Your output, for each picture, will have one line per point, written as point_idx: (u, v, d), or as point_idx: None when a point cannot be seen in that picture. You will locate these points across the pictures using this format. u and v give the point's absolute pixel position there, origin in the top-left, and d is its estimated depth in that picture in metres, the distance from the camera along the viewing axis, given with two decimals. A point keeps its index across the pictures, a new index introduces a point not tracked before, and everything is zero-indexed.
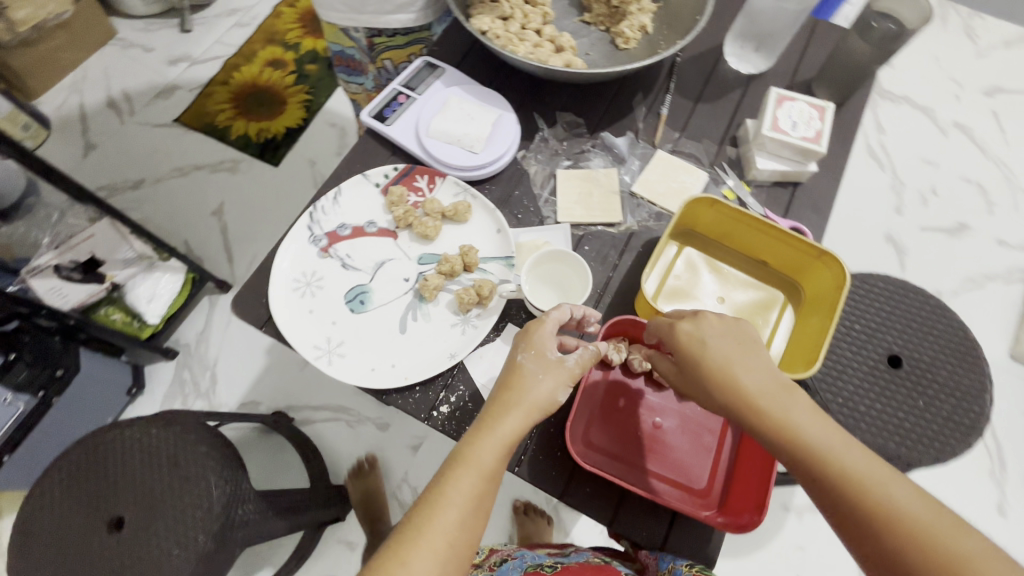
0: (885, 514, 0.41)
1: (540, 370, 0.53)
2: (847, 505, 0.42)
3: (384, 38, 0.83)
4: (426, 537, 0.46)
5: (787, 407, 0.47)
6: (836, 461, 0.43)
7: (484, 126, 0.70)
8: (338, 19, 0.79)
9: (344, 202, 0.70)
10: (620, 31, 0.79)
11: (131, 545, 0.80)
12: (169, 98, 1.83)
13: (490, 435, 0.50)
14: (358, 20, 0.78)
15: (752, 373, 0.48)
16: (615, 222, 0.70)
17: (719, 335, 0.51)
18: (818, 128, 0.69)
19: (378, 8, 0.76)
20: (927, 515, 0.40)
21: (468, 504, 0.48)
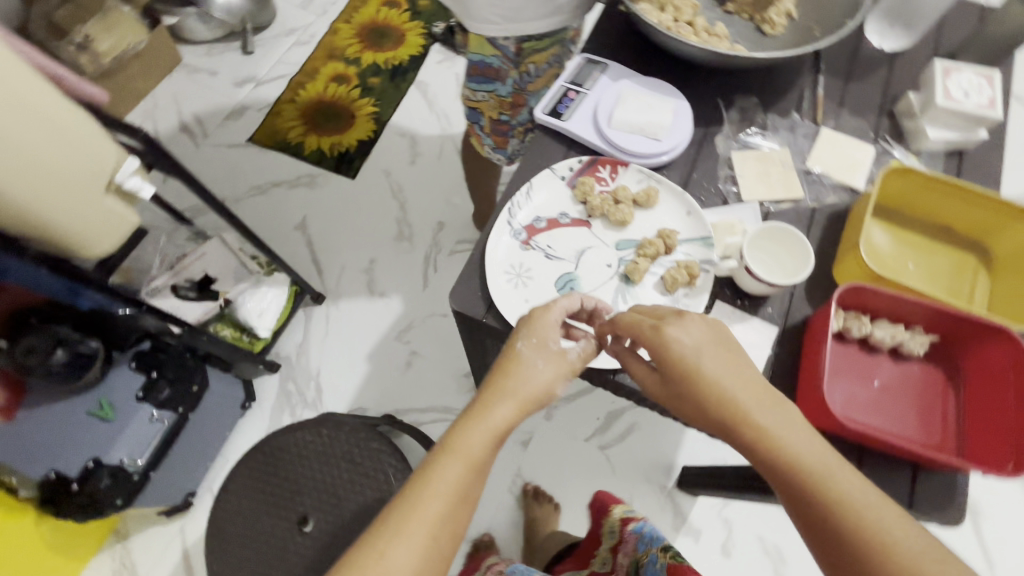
0: (858, 534, 0.46)
1: (540, 359, 0.59)
2: (821, 519, 0.47)
3: (531, 42, 0.87)
4: (408, 528, 0.50)
5: (777, 426, 0.51)
6: (821, 480, 0.48)
7: (664, 114, 0.73)
8: (490, 31, 0.81)
9: (535, 196, 0.72)
10: (766, 18, 0.83)
11: (320, 548, 0.85)
12: (239, 119, 1.86)
13: (482, 425, 0.55)
14: (514, 29, 0.81)
15: (741, 392, 0.53)
16: (799, 197, 0.72)
17: (708, 350, 0.55)
18: (991, 95, 0.72)
19: (536, 13, 0.80)
20: (891, 527, 0.46)
21: (453, 494, 0.52)
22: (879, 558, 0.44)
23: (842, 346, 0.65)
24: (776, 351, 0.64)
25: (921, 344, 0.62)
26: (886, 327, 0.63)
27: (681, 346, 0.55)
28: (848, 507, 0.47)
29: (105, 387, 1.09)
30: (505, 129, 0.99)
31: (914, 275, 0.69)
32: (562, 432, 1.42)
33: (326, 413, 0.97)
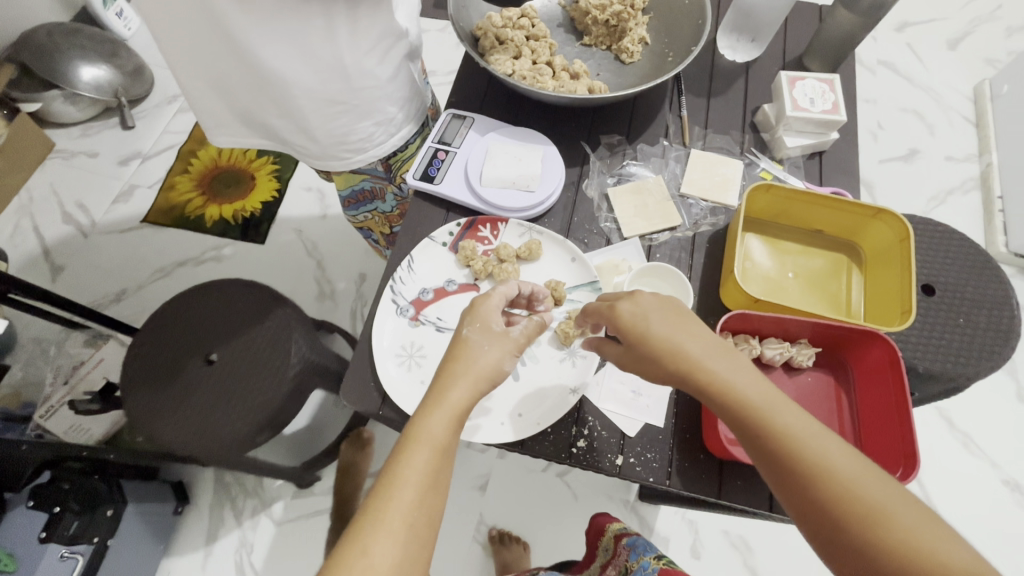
0: (808, 466, 0.43)
1: (485, 339, 0.56)
2: (774, 459, 0.44)
3: (399, 156, 0.83)
4: (386, 518, 0.45)
5: (724, 370, 0.48)
6: (768, 416, 0.45)
7: (534, 164, 0.73)
8: (344, 167, 0.77)
9: (418, 267, 0.70)
10: (622, 47, 0.83)
11: (220, 378, 0.98)
12: (129, 200, 1.75)
13: (446, 400, 0.51)
14: (370, 157, 0.77)
15: (690, 342, 0.50)
16: (677, 225, 0.73)
17: (659, 312, 0.53)
18: (834, 100, 0.75)
19: (387, 134, 0.76)
20: (855, 471, 0.42)
21: (423, 478, 0.47)
22: (827, 486, 0.42)
23: None
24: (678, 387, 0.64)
25: (808, 356, 0.64)
26: (775, 345, 0.63)
27: (630, 311, 0.53)
28: (797, 440, 0.44)
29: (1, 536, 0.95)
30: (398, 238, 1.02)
31: (795, 283, 0.71)
32: (519, 466, 1.40)
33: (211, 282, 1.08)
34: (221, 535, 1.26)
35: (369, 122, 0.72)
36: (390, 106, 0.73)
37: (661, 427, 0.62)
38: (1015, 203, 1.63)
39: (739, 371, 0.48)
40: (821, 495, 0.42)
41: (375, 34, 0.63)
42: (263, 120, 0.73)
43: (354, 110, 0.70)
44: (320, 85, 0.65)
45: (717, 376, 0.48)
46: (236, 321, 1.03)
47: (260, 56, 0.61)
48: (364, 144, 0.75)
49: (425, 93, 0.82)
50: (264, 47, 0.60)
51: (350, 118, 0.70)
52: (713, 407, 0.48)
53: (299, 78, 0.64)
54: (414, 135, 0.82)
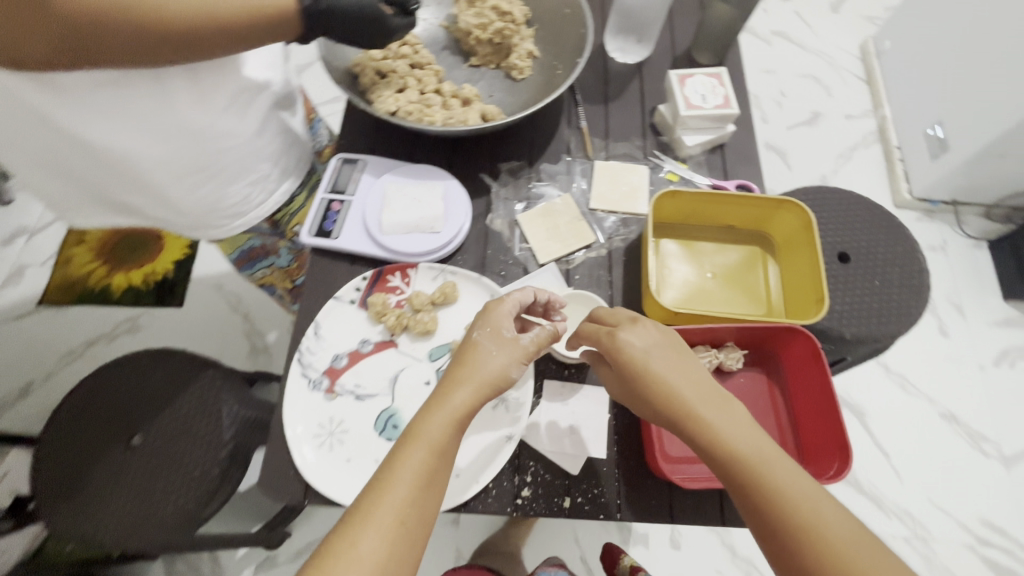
0: (797, 528, 0.42)
1: (494, 345, 0.53)
2: (764, 513, 0.43)
3: (285, 210, 0.79)
4: (376, 513, 0.43)
5: (720, 418, 0.47)
6: (762, 469, 0.44)
7: (435, 203, 0.69)
8: (227, 232, 0.74)
9: (327, 333, 0.65)
10: (511, 63, 0.81)
11: (144, 463, 0.88)
12: (20, 282, 1.58)
13: (450, 402, 0.49)
14: (252, 218, 0.75)
15: (685, 384, 0.49)
16: (592, 242, 0.71)
17: (659, 350, 0.52)
18: (724, 94, 0.75)
19: (266, 192, 0.73)
20: (847, 537, 0.41)
21: (418, 479, 0.45)
22: (813, 544, 0.41)
23: None
24: (615, 414, 0.62)
25: (737, 359, 0.63)
26: (703, 354, 0.63)
27: (628, 341, 0.52)
28: (787, 496, 0.43)
29: None
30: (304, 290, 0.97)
31: (715, 283, 0.71)
32: None
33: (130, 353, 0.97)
34: None
35: (241, 184, 0.69)
36: (261, 164, 0.70)
37: (604, 459, 0.60)
38: (912, 151, 1.72)
39: (736, 423, 0.47)
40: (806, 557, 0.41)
41: (223, 98, 0.60)
42: (123, 203, 0.68)
43: (220, 176, 0.67)
44: (174, 158, 0.62)
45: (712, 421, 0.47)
46: (158, 391, 0.93)
47: (96, 139, 0.57)
48: (242, 206, 0.72)
49: (305, 140, 0.79)
50: (98, 130, 0.56)
51: (218, 183, 0.67)
52: (702, 454, 0.48)
53: (148, 156, 0.60)
54: (299, 186, 0.79)
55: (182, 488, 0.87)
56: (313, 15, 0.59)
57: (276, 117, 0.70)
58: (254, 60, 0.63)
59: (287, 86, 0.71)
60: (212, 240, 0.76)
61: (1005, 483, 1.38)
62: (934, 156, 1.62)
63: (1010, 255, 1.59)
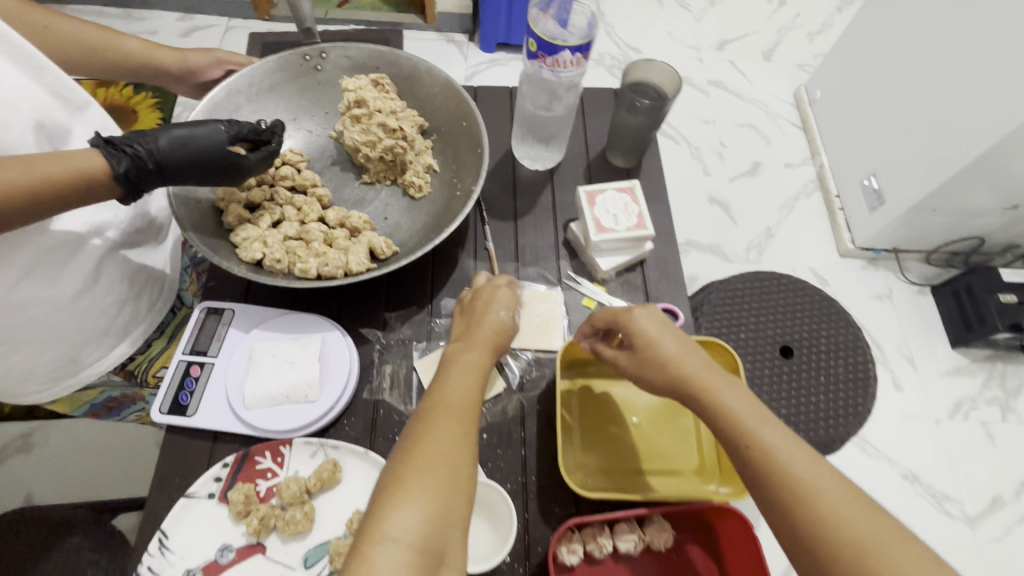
0: (793, 485, 0.44)
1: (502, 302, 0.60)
2: (787, 511, 0.44)
3: (140, 357, 0.69)
4: (453, 404, 0.50)
5: (726, 392, 0.49)
6: (759, 437, 0.47)
7: (311, 365, 0.59)
8: (56, 393, 0.66)
9: (175, 544, 0.53)
10: (408, 180, 0.73)
11: None
12: None
13: (480, 338, 0.57)
14: (85, 377, 0.66)
15: (704, 371, 0.51)
16: (501, 390, 0.62)
17: (669, 334, 0.54)
18: (638, 213, 0.68)
19: (101, 349, 0.64)
20: (835, 497, 0.44)
21: (469, 392, 0.51)
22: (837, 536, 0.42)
23: (593, 567, 0.55)
24: None
25: (667, 537, 0.55)
26: (627, 538, 0.54)
27: (649, 327, 0.54)
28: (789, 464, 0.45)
29: None
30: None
31: (641, 430, 0.62)
32: None
33: None
34: None
35: (60, 350, 0.62)
36: (89, 325, 0.62)
37: None
38: (850, 200, 1.67)
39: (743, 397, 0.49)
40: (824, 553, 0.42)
41: (22, 263, 0.54)
42: None
43: (31, 343, 0.59)
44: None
45: (711, 395, 0.49)
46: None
47: None
48: (68, 369, 0.64)
49: (160, 274, 0.69)
50: None
51: (28, 351, 0.60)
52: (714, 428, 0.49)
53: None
54: (154, 332, 0.70)
55: None
56: (137, 171, 0.52)
57: (111, 266, 0.62)
58: (76, 215, 0.58)
59: (132, 228, 0.64)
60: (44, 399, 0.68)
61: (974, 549, 1.28)
62: (872, 208, 1.57)
63: (956, 308, 1.53)
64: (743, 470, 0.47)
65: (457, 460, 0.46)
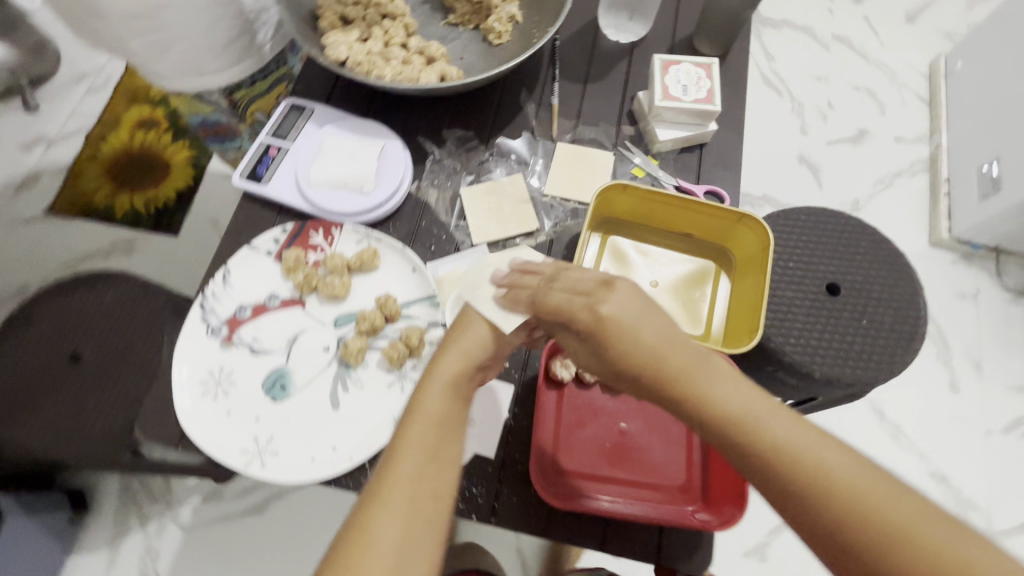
0: (813, 483, 0.35)
1: (487, 314, 0.50)
2: (825, 524, 0.34)
3: (245, 90, 0.79)
4: (385, 495, 0.39)
5: (704, 384, 0.39)
6: (755, 431, 0.37)
7: (371, 163, 0.65)
8: (179, 84, 0.74)
9: (235, 281, 0.62)
10: (489, 26, 0.75)
11: (88, 376, 0.90)
12: (34, 188, 1.64)
13: (435, 381, 0.45)
14: (199, 82, 0.74)
15: (663, 340, 0.41)
16: (533, 229, 0.66)
17: (640, 303, 0.43)
18: (709, 87, 0.67)
19: (219, 64, 0.72)
20: (870, 490, 0.34)
21: (423, 454, 0.41)
22: (827, 489, 0.34)
23: (583, 393, 0.60)
24: (515, 412, 0.59)
25: None
26: None
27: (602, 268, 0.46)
28: (798, 455, 0.36)
29: None
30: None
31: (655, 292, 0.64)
32: None
33: (89, 274, 0.98)
34: (129, 537, 1.28)
35: (191, 44, 0.68)
36: (211, 33, 0.68)
37: (491, 458, 0.56)
38: (960, 187, 1.52)
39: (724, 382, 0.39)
40: (824, 516, 0.34)
41: None
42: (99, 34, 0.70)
43: (162, 25, 0.63)
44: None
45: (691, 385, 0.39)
46: (107, 315, 0.94)
47: None
48: (197, 66, 0.71)
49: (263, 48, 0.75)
50: None
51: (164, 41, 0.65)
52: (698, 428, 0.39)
53: None
54: (260, 72, 0.78)
55: (110, 414, 0.87)
56: None
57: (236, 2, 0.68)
58: None
59: None
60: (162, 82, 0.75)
61: None
62: (983, 196, 1.42)
63: None
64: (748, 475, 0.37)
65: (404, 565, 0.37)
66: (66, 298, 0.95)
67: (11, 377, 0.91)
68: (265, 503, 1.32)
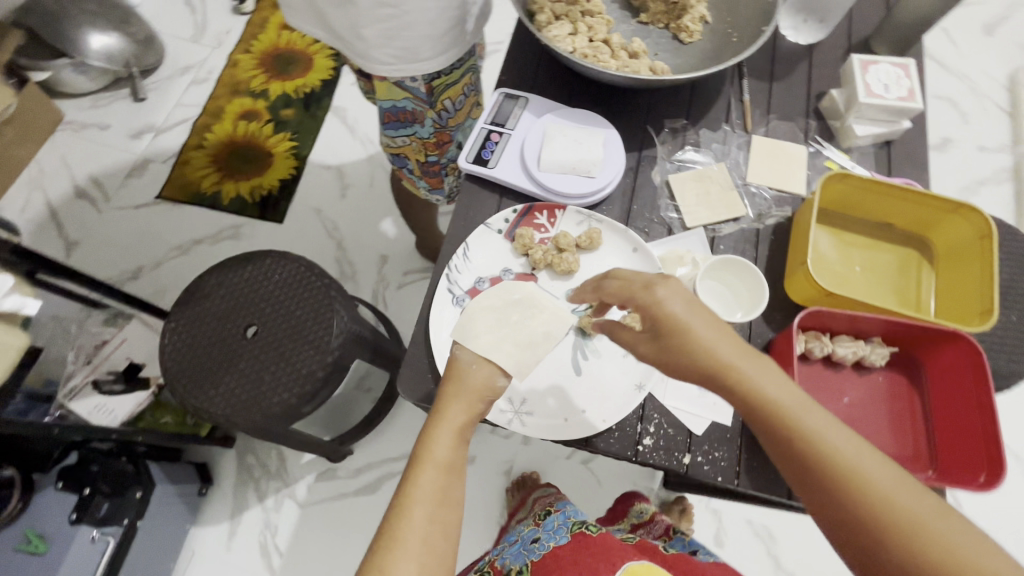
0: (840, 471, 0.40)
1: (473, 358, 0.53)
2: (837, 502, 0.40)
3: (442, 79, 0.85)
4: (401, 537, 0.43)
5: (756, 376, 0.43)
6: (794, 420, 0.42)
7: (594, 148, 0.70)
8: (387, 71, 0.77)
9: (473, 256, 0.67)
10: (682, 25, 0.79)
11: (262, 349, 0.94)
12: (144, 174, 1.68)
13: (448, 422, 0.49)
14: (415, 69, 0.77)
15: (723, 343, 0.44)
16: (741, 216, 0.70)
17: (696, 308, 0.46)
18: (910, 86, 0.71)
19: (434, 51, 0.76)
20: (886, 482, 0.39)
21: (433, 499, 0.45)
22: (860, 499, 0.39)
23: (808, 367, 0.63)
24: None
25: (882, 354, 0.62)
26: (847, 344, 0.62)
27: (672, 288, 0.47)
28: (825, 447, 0.41)
29: (31, 515, 0.98)
30: (434, 168, 1.00)
31: (864, 277, 0.69)
32: (544, 450, 1.26)
33: (253, 251, 1.02)
34: (247, 513, 1.30)
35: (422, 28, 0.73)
36: (438, 23, 0.73)
37: (729, 425, 0.61)
38: None
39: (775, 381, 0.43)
40: (846, 508, 0.39)
41: None
42: (328, 20, 0.75)
43: (407, 8, 0.69)
44: None
45: (742, 379, 0.44)
46: (275, 292, 0.99)
47: None
48: (413, 54, 0.75)
49: (465, 41, 0.81)
50: None
51: (406, 23, 0.71)
52: (740, 412, 0.44)
53: None
54: (457, 61, 0.85)
55: (288, 385, 0.92)
56: None
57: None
58: None
59: None
60: (373, 71, 0.79)
61: None
62: None
63: None
64: (778, 454, 0.43)
65: None
66: (233, 275, 1.00)
67: (186, 349, 0.94)
68: (378, 483, 1.35)
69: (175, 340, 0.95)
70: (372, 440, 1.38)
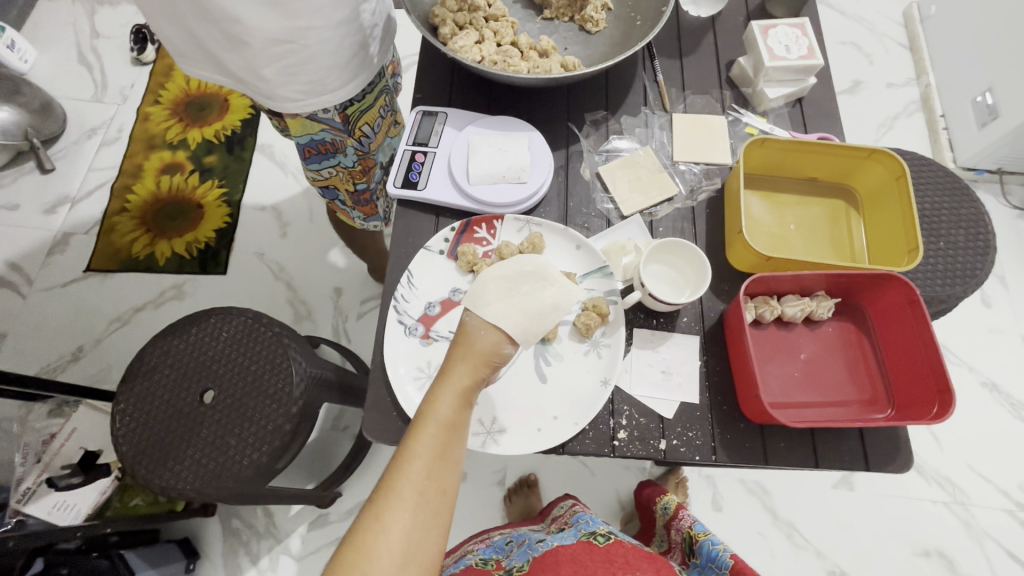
0: None
1: (484, 323, 0.53)
2: None
3: (356, 106, 0.82)
4: (396, 484, 0.46)
5: None
6: None
7: (520, 153, 0.69)
8: (297, 107, 0.75)
9: (418, 282, 0.66)
10: (586, 16, 0.79)
11: (222, 412, 0.90)
12: (66, 249, 1.58)
13: (452, 380, 0.51)
14: (326, 101, 0.75)
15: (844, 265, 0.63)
16: (674, 195, 0.71)
17: None
18: (808, 45, 0.74)
19: (341, 80, 0.75)
20: None
21: (432, 453, 0.48)
22: None
23: (763, 330, 0.65)
24: (705, 359, 0.64)
25: (828, 307, 0.64)
26: (795, 303, 0.63)
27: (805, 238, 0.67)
28: None
29: None
30: (365, 196, 0.98)
31: (799, 234, 0.71)
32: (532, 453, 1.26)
33: (195, 312, 0.97)
34: None
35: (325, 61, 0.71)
36: (340, 52, 0.71)
37: (697, 403, 0.62)
38: (957, 121, 1.58)
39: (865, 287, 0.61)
40: None
41: None
42: (226, 65, 0.72)
43: (306, 41, 0.67)
44: (264, 21, 0.63)
45: None
46: (225, 351, 0.94)
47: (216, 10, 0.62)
48: (320, 86, 0.73)
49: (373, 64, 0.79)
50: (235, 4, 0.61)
51: (306, 58, 0.69)
52: None
53: (247, 15, 0.62)
54: (369, 85, 0.83)
55: (255, 444, 0.88)
56: None
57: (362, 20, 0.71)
58: None
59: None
60: (284, 111, 0.77)
61: None
62: (982, 124, 1.49)
63: None
64: None
65: (407, 548, 0.45)
66: (179, 341, 0.95)
67: (140, 427, 0.89)
68: None
69: (127, 422, 0.89)
70: (360, 477, 1.34)
